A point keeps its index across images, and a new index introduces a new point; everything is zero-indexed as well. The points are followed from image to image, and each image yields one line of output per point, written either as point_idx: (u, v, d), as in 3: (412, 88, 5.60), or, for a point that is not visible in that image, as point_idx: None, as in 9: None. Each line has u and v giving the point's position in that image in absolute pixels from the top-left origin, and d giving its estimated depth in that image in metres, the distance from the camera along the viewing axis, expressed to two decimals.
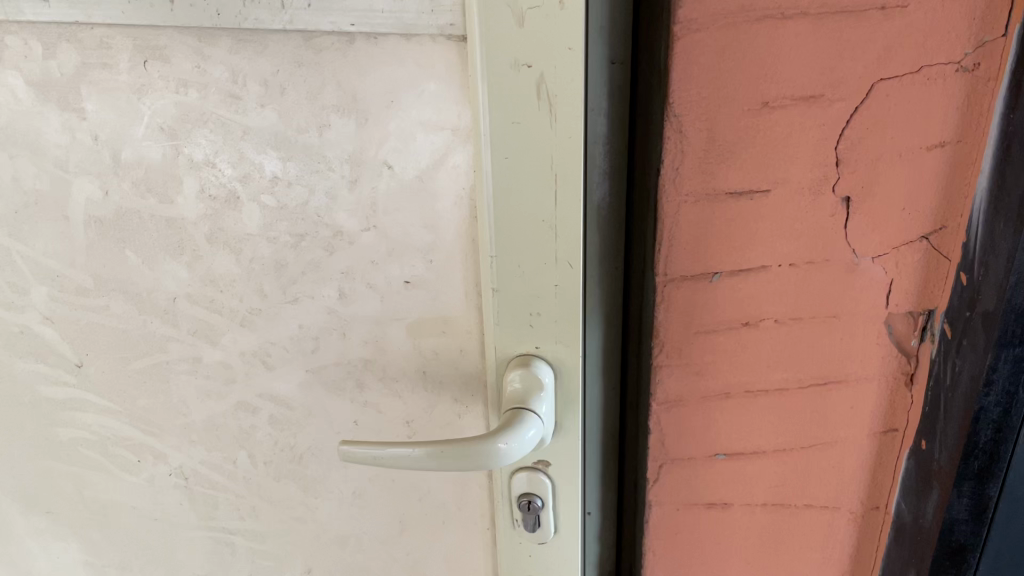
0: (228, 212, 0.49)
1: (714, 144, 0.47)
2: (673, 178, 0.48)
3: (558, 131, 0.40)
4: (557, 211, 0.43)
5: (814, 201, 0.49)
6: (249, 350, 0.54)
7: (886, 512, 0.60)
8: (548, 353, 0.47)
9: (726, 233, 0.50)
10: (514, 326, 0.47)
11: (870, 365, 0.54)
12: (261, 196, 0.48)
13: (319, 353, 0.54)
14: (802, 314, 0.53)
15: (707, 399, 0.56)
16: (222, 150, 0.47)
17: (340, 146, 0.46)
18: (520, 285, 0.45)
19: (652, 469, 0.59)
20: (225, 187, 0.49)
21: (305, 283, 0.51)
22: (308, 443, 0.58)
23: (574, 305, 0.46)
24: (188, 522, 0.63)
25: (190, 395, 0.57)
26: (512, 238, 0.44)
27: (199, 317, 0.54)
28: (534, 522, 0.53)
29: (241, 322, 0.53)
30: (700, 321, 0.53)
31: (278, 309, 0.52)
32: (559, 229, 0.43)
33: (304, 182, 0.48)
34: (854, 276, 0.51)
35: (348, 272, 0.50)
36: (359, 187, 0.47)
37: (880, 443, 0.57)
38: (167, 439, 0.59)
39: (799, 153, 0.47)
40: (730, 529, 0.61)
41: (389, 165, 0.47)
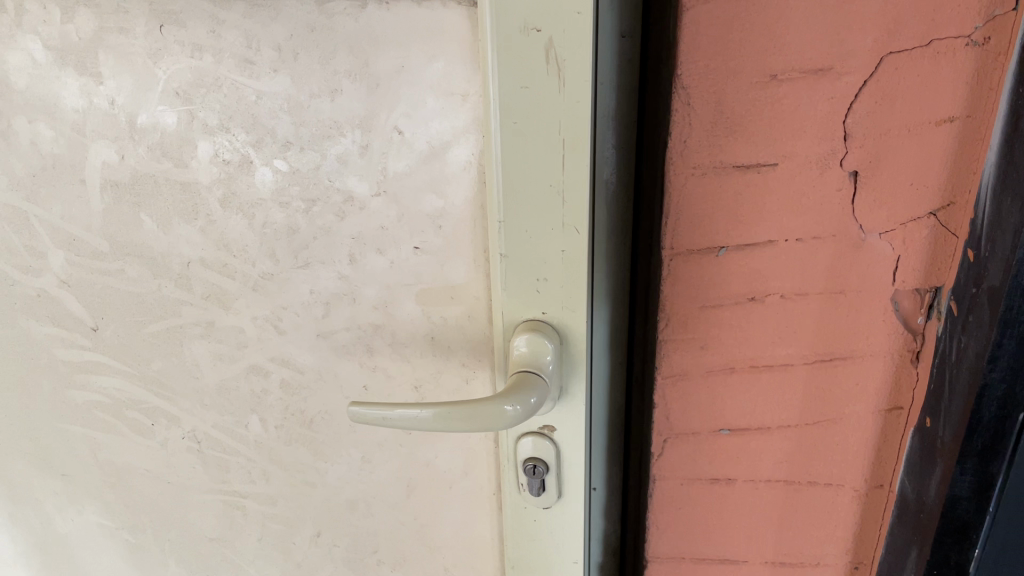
0: (241, 176, 0.50)
1: (722, 117, 0.47)
2: (680, 150, 0.48)
3: (566, 96, 0.41)
4: (565, 175, 0.43)
5: (822, 176, 0.49)
6: (261, 314, 0.55)
7: (890, 490, 0.60)
8: (554, 318, 0.48)
9: (734, 206, 0.50)
10: (521, 292, 0.47)
11: (875, 342, 0.55)
12: (274, 161, 0.49)
13: (330, 318, 0.55)
14: (808, 290, 0.53)
15: (711, 373, 0.56)
16: (236, 115, 0.48)
17: (352, 111, 0.47)
18: (527, 251, 0.46)
19: (657, 442, 0.59)
20: (238, 151, 0.49)
21: (316, 248, 0.52)
22: (317, 407, 0.59)
23: (580, 273, 0.46)
24: (201, 485, 0.64)
25: (202, 359, 0.58)
26: (520, 205, 0.44)
27: (212, 281, 0.54)
28: (539, 485, 0.54)
29: (253, 286, 0.54)
30: (706, 294, 0.53)
31: (290, 274, 0.53)
32: (567, 195, 0.44)
33: (316, 147, 0.48)
34: (862, 253, 0.51)
35: (359, 238, 0.51)
36: (370, 153, 0.48)
37: (885, 420, 0.58)
38: (181, 403, 0.60)
39: (808, 126, 0.48)
40: (734, 505, 0.62)
41: (400, 131, 0.47)
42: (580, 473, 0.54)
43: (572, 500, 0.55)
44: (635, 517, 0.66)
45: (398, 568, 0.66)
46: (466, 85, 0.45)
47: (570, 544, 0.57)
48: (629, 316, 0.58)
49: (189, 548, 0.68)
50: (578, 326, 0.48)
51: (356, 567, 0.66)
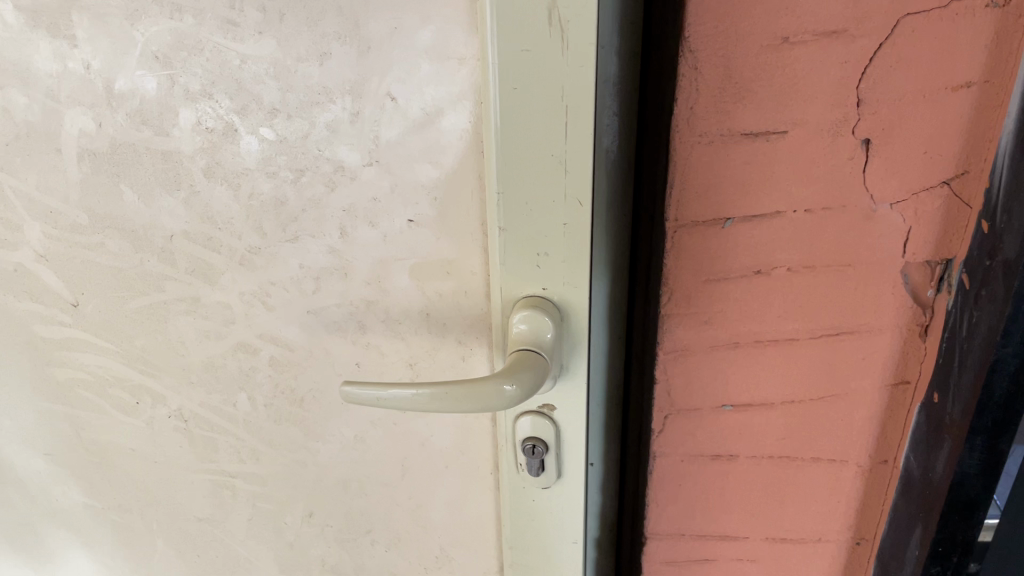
0: (226, 145, 0.48)
1: (730, 82, 0.45)
2: (687, 117, 0.46)
3: (569, 60, 0.39)
4: (568, 144, 0.41)
5: (833, 144, 0.47)
6: (249, 290, 0.53)
7: (894, 466, 0.59)
8: (555, 294, 0.46)
9: (740, 176, 0.48)
10: (521, 266, 0.46)
11: (883, 315, 0.53)
12: (260, 129, 0.47)
13: (321, 293, 0.53)
14: (816, 263, 0.51)
15: (715, 348, 0.55)
16: (219, 81, 0.46)
17: (342, 76, 0.45)
18: (528, 223, 0.44)
19: (658, 419, 0.58)
20: (222, 119, 0.47)
21: (305, 221, 0.50)
22: (309, 385, 0.57)
23: (581, 245, 0.44)
24: (189, 464, 0.63)
25: (188, 335, 0.56)
26: (521, 175, 0.43)
27: (197, 255, 0.52)
28: (538, 465, 0.52)
29: (240, 261, 0.52)
30: (711, 267, 0.51)
31: (278, 248, 0.51)
32: (569, 163, 0.42)
33: (304, 115, 0.46)
34: (872, 223, 0.50)
35: (350, 210, 0.49)
36: (361, 120, 0.46)
37: (891, 395, 0.56)
38: (166, 381, 0.59)
39: (820, 92, 0.46)
40: (735, 482, 0.61)
41: (393, 97, 0.45)
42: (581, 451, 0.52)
43: (571, 479, 0.53)
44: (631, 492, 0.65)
45: (392, 548, 0.64)
46: (462, 49, 0.43)
47: (568, 524, 0.55)
48: (625, 286, 0.57)
49: (177, 529, 0.67)
50: (580, 302, 0.46)
51: (348, 547, 0.65)
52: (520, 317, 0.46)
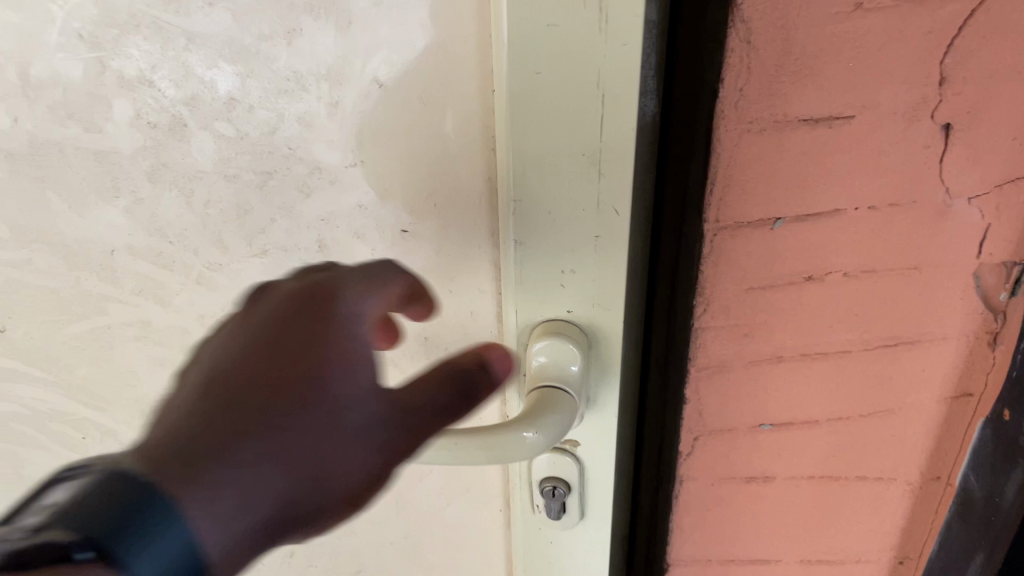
0: (173, 143, 0.40)
1: (789, 58, 0.37)
2: (735, 101, 0.38)
3: (608, 35, 0.31)
4: (603, 141, 0.33)
5: (908, 131, 0.40)
6: (210, 315, 0.46)
7: (948, 484, 0.53)
8: (581, 317, 0.39)
9: (796, 169, 0.40)
10: (542, 284, 0.38)
11: (948, 323, 0.46)
12: (216, 124, 0.39)
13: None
14: (877, 267, 0.44)
15: (755, 363, 0.47)
16: (162, 65, 0.38)
17: (316, 58, 0.37)
18: (550, 235, 0.37)
19: (686, 441, 0.51)
20: (166, 112, 0.39)
21: (274, 232, 0.43)
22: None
23: (615, 261, 0.37)
24: None
25: (138, 364, 0.49)
26: (542, 178, 0.35)
27: (145, 274, 0.45)
28: (559, 509, 0.45)
29: (198, 280, 0.45)
30: (756, 274, 0.44)
31: (243, 265, 0.44)
32: (604, 165, 0.34)
33: (270, 106, 0.38)
34: (945, 221, 0.42)
35: (330, 218, 0.42)
36: (342, 112, 0.38)
37: (950, 409, 0.50)
38: (115, 414, 0.52)
39: (897, 68, 0.38)
40: (771, 505, 0.54)
41: (379, 83, 0.37)
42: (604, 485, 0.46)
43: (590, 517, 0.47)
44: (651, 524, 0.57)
45: None
46: (462, 24, 0.35)
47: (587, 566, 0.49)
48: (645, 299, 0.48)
49: None
50: (612, 326, 0.39)
51: None
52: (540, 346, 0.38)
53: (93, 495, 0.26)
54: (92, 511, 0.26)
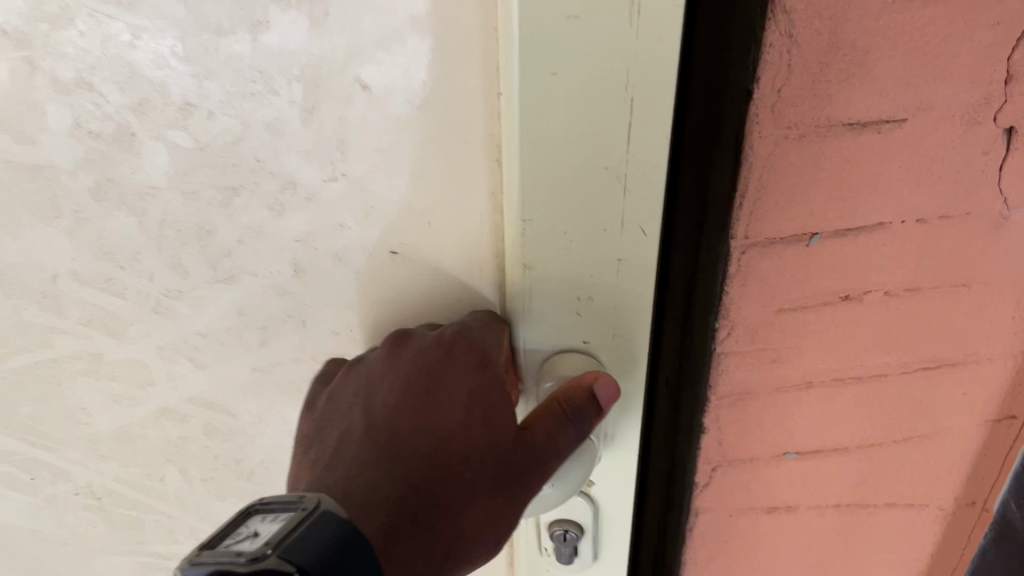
0: (120, 155, 0.36)
1: (836, 53, 0.32)
2: (772, 104, 0.33)
3: (639, 33, 0.28)
4: (630, 152, 0.31)
5: (966, 135, 0.35)
6: (171, 344, 0.43)
7: (984, 510, 0.49)
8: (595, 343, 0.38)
9: (838, 181, 0.36)
10: (554, 309, 0.37)
11: (996, 344, 0.42)
12: (169, 133, 0.35)
13: (269, 347, 0.43)
14: (921, 285, 0.39)
15: (782, 390, 0.43)
16: (102, 65, 0.33)
17: (287, 56, 0.33)
18: (563, 259, 0.35)
19: (704, 472, 0.46)
20: (111, 120, 0.35)
21: (242, 255, 0.39)
22: (257, 458, 0.49)
23: (635, 284, 0.36)
24: (111, 546, 0.55)
25: (93, 402, 0.46)
26: (558, 196, 0.33)
27: (93, 302, 0.41)
28: (570, 552, 0.45)
29: (155, 309, 0.42)
30: (787, 295, 0.39)
31: (205, 290, 0.41)
32: (628, 180, 0.32)
33: (232, 111, 0.34)
34: (1000, 236, 0.38)
35: (307, 238, 0.39)
36: (317, 118, 0.35)
37: (991, 433, 0.46)
38: (69, 454, 0.49)
39: (959, 66, 0.33)
40: (793, 535, 0.50)
41: (363, 86, 0.34)
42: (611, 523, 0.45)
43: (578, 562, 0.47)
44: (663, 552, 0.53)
45: None
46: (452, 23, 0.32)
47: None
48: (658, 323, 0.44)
49: None
50: (630, 346, 0.38)
51: None
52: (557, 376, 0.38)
53: (314, 529, 0.30)
54: (308, 547, 0.30)
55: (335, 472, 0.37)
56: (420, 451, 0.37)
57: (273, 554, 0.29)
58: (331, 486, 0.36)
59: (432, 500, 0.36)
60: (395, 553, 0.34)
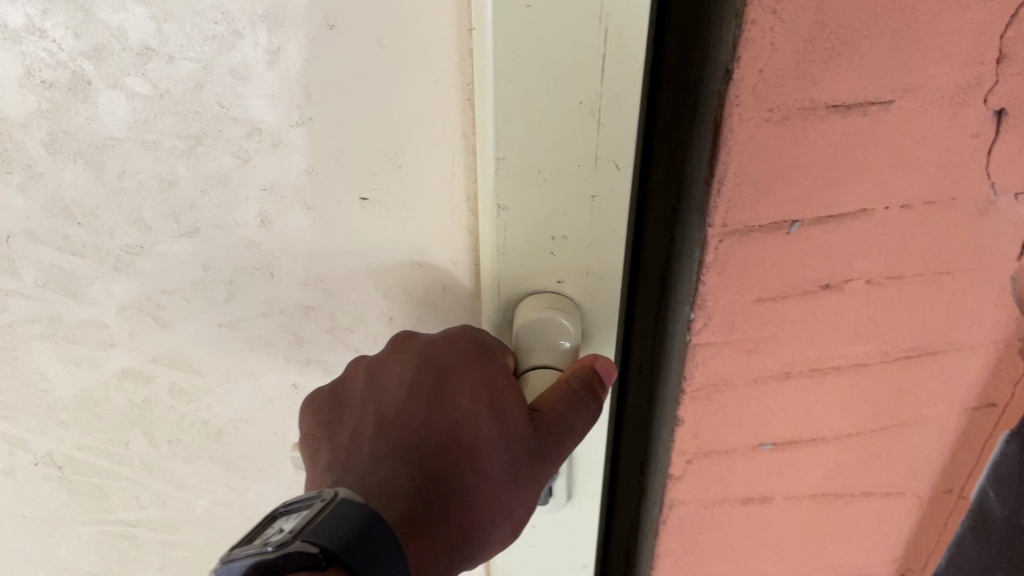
0: (74, 105, 0.35)
1: (822, 31, 0.30)
2: (752, 84, 0.31)
3: None
4: (603, 88, 0.30)
5: (954, 117, 0.33)
6: (133, 303, 0.43)
7: (961, 500, 0.48)
8: (571, 289, 0.37)
9: (820, 166, 0.34)
10: (529, 255, 0.36)
11: (979, 332, 0.40)
12: (126, 80, 0.34)
13: (237, 300, 0.43)
14: (904, 273, 0.38)
15: (758, 381, 0.41)
16: (53, 10, 0.32)
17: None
18: (539, 202, 0.34)
19: (678, 464, 0.45)
20: (63, 67, 0.34)
21: (206, 208, 0.39)
22: (226, 417, 0.50)
23: (610, 227, 0.34)
24: (74, 517, 0.56)
25: (51, 363, 0.46)
26: (534, 137, 0.31)
27: (52, 263, 0.41)
28: (547, 496, 0.44)
29: (114, 266, 0.41)
30: (765, 284, 0.37)
31: (167, 244, 0.40)
32: (603, 114, 0.31)
33: (193, 56, 0.33)
34: (985, 222, 0.36)
35: (271, 187, 0.38)
36: (282, 58, 0.34)
37: (970, 420, 0.44)
38: (27, 423, 0.50)
39: (948, 43, 0.31)
40: (768, 525, 0.48)
41: (332, 25, 0.33)
42: (584, 469, 0.44)
43: (549, 520, 0.46)
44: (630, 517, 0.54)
45: None
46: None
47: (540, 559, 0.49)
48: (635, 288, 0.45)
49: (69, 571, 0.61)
50: (607, 298, 0.37)
51: None
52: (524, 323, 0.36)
53: (334, 517, 0.31)
54: (333, 530, 0.31)
55: (354, 471, 0.37)
56: (436, 441, 0.36)
57: (297, 540, 0.30)
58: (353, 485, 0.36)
59: (449, 488, 0.35)
60: (418, 542, 0.34)
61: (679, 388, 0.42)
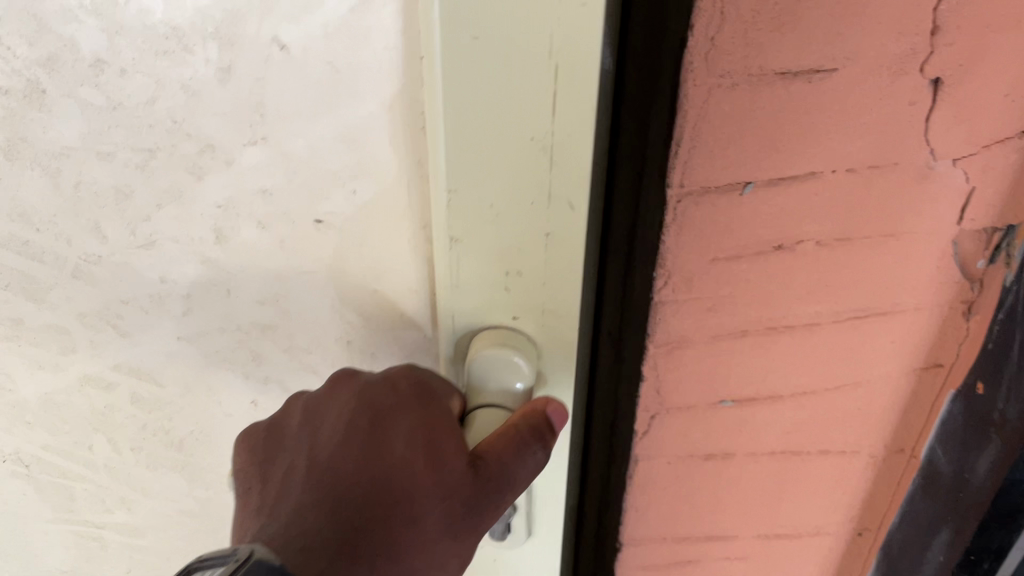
0: (33, 113, 0.36)
1: (769, 1, 0.32)
2: (705, 51, 0.33)
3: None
4: (554, 123, 0.31)
5: (892, 86, 0.35)
6: (92, 311, 0.44)
7: (913, 458, 0.51)
8: (525, 326, 0.39)
9: (769, 131, 0.36)
10: (485, 286, 0.37)
11: (923, 293, 0.43)
12: (80, 91, 0.35)
13: (194, 314, 0.44)
14: (851, 235, 0.40)
15: (718, 338, 0.44)
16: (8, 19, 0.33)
17: (199, 14, 0.32)
18: (492, 232, 0.35)
19: (643, 419, 0.47)
20: (19, 76, 0.35)
21: (161, 221, 0.39)
22: (186, 429, 0.51)
23: (564, 259, 0.36)
24: (40, 515, 0.59)
25: (17, 366, 0.48)
26: (485, 166, 0.33)
27: (14, 266, 0.42)
28: (503, 530, 0.46)
29: (73, 274, 0.42)
30: (721, 244, 0.40)
31: (126, 256, 0.41)
32: (555, 150, 0.32)
33: (144, 70, 0.34)
34: (925, 186, 0.39)
35: (227, 205, 0.38)
36: (234, 78, 0.34)
37: (919, 380, 0.47)
38: None
39: (884, 16, 0.33)
40: (730, 481, 0.51)
41: (282, 47, 0.33)
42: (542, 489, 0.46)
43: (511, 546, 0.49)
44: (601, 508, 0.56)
45: None
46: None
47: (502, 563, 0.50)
48: None
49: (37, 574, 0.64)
50: (559, 333, 0.38)
51: None
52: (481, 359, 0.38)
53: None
54: None
55: (279, 518, 0.35)
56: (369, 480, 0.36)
57: None
58: (277, 534, 0.34)
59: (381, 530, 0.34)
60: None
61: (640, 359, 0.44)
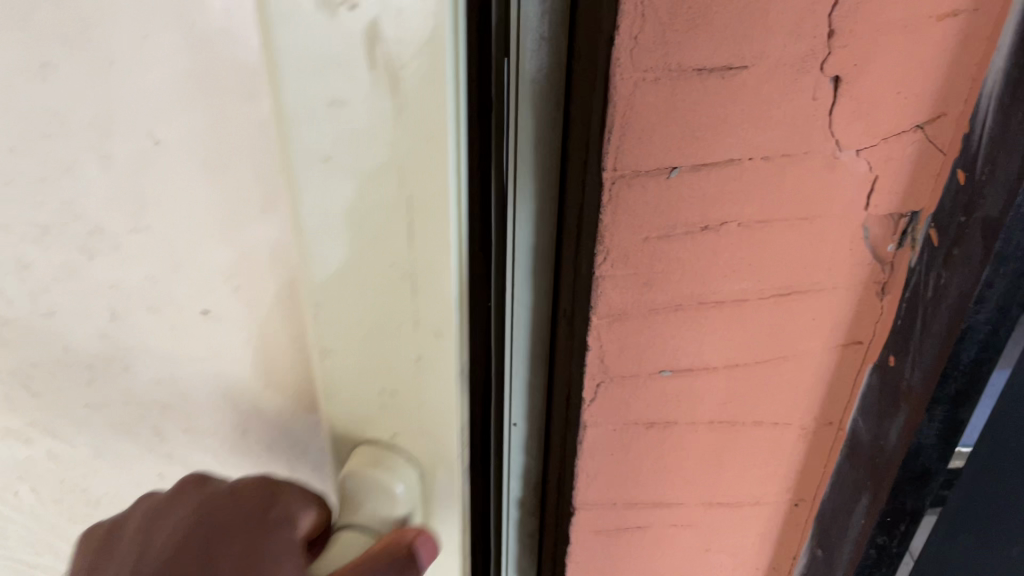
0: None
1: (683, 5, 0.37)
2: (629, 49, 0.38)
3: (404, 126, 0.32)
4: (414, 251, 0.35)
5: (796, 84, 0.40)
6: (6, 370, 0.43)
7: (840, 429, 0.56)
8: (407, 445, 0.43)
9: (690, 121, 0.41)
10: (371, 409, 0.41)
11: (838, 275, 0.48)
12: None
13: (98, 386, 0.44)
14: (769, 218, 0.45)
15: (654, 311, 0.48)
16: None
17: (77, 121, 0.34)
18: (363, 358, 0.39)
19: (589, 387, 0.51)
20: None
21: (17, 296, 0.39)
22: (102, 488, 0.50)
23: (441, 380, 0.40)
24: None
25: None
26: (357, 304, 0.37)
27: None
28: None
29: None
30: (652, 223, 0.44)
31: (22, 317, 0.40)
32: (419, 285, 0.36)
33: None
34: (834, 173, 0.44)
35: (117, 285, 0.39)
36: (79, 167, 0.35)
37: (842, 356, 0.52)
38: None
39: (784, 22, 0.38)
40: (672, 448, 0.55)
41: (157, 140, 0.34)
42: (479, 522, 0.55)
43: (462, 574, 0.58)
44: (557, 475, 0.63)
45: None
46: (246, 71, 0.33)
47: None
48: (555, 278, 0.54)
49: None
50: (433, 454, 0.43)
51: None
52: (360, 480, 0.42)
53: None
54: None
55: None
56: None
57: None
58: None
59: None
60: None
61: (582, 343, 0.49)
